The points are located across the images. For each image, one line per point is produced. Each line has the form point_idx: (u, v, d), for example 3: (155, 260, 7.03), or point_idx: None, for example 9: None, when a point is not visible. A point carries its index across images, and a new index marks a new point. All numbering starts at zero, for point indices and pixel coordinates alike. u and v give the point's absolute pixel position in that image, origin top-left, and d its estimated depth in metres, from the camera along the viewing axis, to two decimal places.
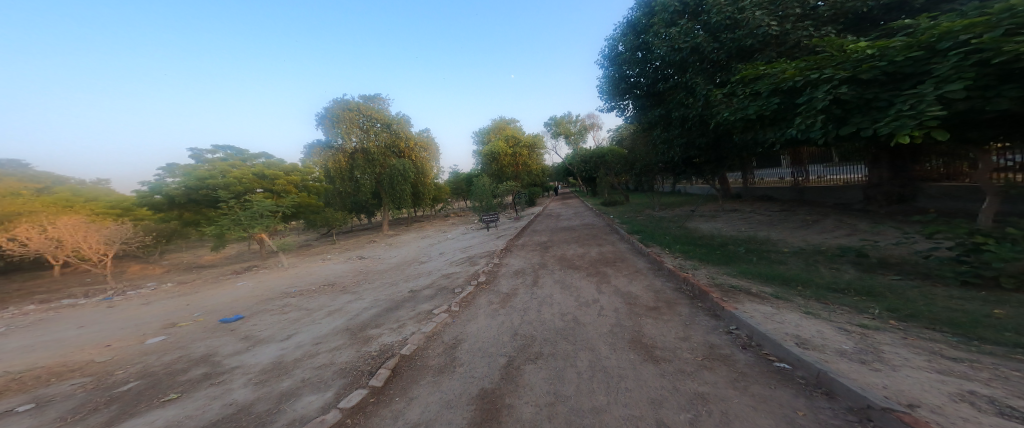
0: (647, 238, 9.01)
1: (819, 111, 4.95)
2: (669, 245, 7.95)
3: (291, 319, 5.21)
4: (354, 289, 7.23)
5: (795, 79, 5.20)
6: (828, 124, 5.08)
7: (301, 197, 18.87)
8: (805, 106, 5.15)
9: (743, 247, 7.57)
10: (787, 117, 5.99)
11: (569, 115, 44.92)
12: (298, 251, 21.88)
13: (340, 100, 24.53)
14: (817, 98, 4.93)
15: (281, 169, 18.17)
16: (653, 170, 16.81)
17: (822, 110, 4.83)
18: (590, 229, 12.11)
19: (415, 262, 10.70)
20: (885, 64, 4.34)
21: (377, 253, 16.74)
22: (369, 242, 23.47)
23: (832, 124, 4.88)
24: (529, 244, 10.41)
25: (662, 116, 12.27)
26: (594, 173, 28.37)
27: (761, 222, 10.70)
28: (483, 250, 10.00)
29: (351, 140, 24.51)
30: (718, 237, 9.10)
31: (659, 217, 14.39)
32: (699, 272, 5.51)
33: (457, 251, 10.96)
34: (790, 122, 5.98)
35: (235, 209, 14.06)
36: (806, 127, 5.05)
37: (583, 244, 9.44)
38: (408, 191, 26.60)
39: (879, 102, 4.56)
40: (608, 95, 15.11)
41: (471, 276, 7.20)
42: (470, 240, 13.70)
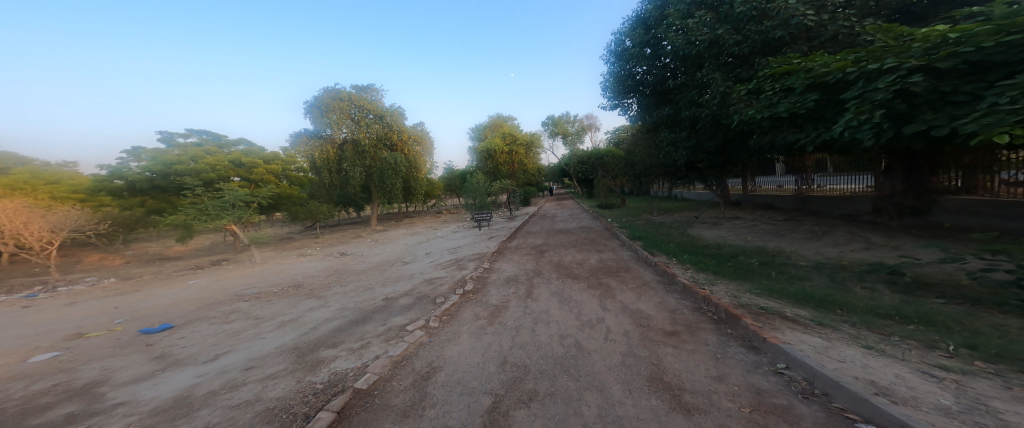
0: (651, 245, 8.30)
1: (878, 106, 4.47)
2: (677, 254, 7.24)
3: (228, 332, 4.38)
4: (321, 294, 6.35)
5: (846, 70, 4.81)
6: (887, 122, 4.60)
7: (281, 188, 17.54)
8: (859, 101, 4.67)
9: (758, 259, 6.89)
10: (825, 115, 5.49)
11: (567, 115, 44.29)
12: (277, 245, 20.63)
13: (331, 89, 23.22)
14: (876, 91, 4.45)
15: (260, 158, 16.83)
16: (653, 173, 16.29)
17: (882, 103, 4.36)
18: (587, 233, 11.42)
19: (398, 263, 9.82)
20: (970, 50, 3.81)
21: (360, 250, 15.70)
22: (354, 238, 22.35)
23: (894, 121, 4.41)
24: (522, 247, 9.61)
25: (669, 117, 11.74)
26: (591, 174, 27.78)
27: (768, 232, 10.11)
28: (473, 252, 9.19)
29: (340, 131, 23.30)
30: (726, 247, 8.43)
31: (659, 222, 13.80)
32: (718, 288, 4.78)
33: (444, 252, 10.09)
34: (830, 120, 5.47)
35: (204, 198, 12.86)
36: (861, 124, 4.57)
37: (582, 249, 8.72)
38: (399, 186, 25.55)
39: (957, 95, 4.06)
40: (611, 93, 14.49)
41: (457, 283, 6.37)
42: (460, 240, 12.85)
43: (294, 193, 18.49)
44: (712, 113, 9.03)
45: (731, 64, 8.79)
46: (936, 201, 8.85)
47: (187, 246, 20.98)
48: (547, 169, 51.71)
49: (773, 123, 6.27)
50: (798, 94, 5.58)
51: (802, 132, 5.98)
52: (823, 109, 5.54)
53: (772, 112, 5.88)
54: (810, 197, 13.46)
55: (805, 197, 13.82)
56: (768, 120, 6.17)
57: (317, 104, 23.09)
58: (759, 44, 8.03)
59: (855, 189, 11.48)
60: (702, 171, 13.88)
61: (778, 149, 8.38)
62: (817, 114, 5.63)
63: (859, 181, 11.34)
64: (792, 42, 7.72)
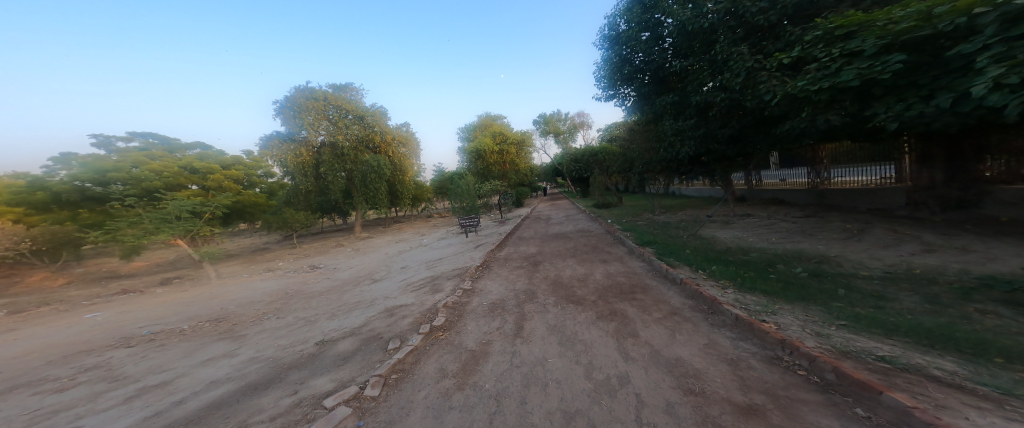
0: (667, 253, 6.88)
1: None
2: (702, 264, 5.82)
3: (40, 415, 2.79)
4: (240, 332, 4.76)
5: (963, 15, 3.47)
6: None
7: (245, 195, 15.66)
8: (994, 55, 3.34)
9: (805, 268, 5.51)
10: (918, 81, 4.22)
11: (557, 113, 43.03)
12: (248, 258, 18.74)
13: (303, 87, 21.54)
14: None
15: (218, 163, 15.02)
16: (654, 169, 14.96)
17: None
18: (587, 238, 10.03)
19: (367, 280, 8.25)
20: None
21: (334, 263, 13.98)
22: (334, 247, 20.57)
23: None
24: (513, 258, 8.10)
25: (674, 105, 10.40)
26: (585, 173, 26.51)
27: (795, 231, 8.80)
28: (453, 267, 7.67)
29: (316, 133, 21.53)
30: (756, 252, 7.04)
31: (664, 223, 12.49)
32: (782, 317, 3.37)
33: (422, 266, 8.53)
34: (926, 87, 4.16)
35: (140, 209, 10.87)
36: (999, 85, 3.23)
37: (583, 260, 7.30)
38: (383, 190, 23.99)
39: None
40: (605, 83, 13.09)
41: (424, 315, 4.85)
42: (444, 249, 11.29)
43: (263, 201, 16.69)
44: (730, 95, 7.68)
45: (752, 38, 7.48)
46: (986, 191, 7.63)
47: (146, 262, 18.93)
48: (540, 169, 50.37)
49: (831, 97, 4.93)
50: (870, 57, 4.30)
51: (876, 106, 4.68)
52: (912, 74, 4.26)
53: (831, 83, 4.57)
54: (828, 191, 12.17)
55: (822, 191, 12.58)
56: (826, 93, 4.83)
57: (289, 104, 21.31)
58: (791, 9, 6.77)
59: (876, 181, 10.46)
60: (708, 165, 12.60)
61: (812, 134, 7.06)
62: (903, 79, 4.33)
63: (878, 172, 10.35)
64: (833, 6, 6.52)
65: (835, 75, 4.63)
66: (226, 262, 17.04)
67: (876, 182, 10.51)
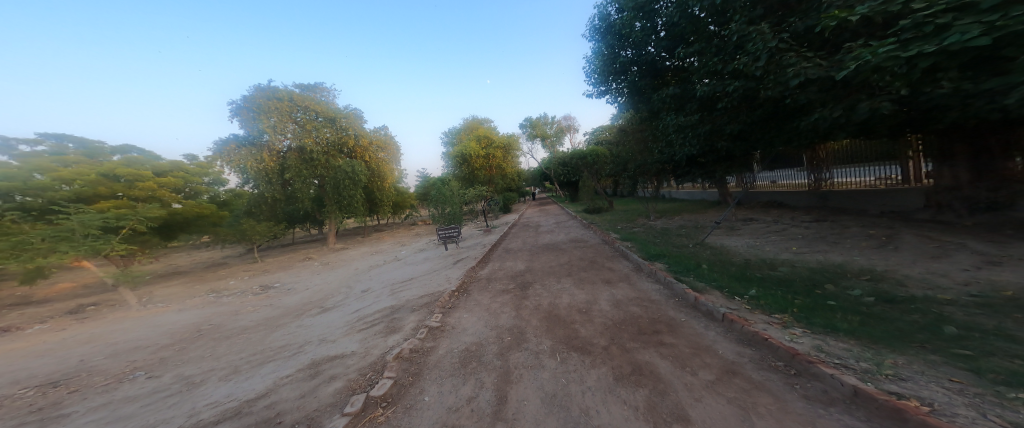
0: (685, 270, 5.65)
1: None
2: (732, 286, 4.59)
3: None
4: (67, 410, 3.11)
5: None
6: None
7: (183, 205, 13.54)
8: None
9: (861, 289, 4.35)
10: None
11: (545, 117, 42.15)
12: (197, 276, 16.36)
13: (265, 86, 19.55)
14: None
15: (150, 169, 12.94)
16: (649, 171, 13.97)
17: None
18: (583, 249, 8.81)
19: (316, 307, 6.64)
20: None
21: (294, 281, 12.07)
22: (300, 261, 18.39)
23: None
24: (498, 279, 6.67)
25: (674, 99, 9.35)
26: (575, 177, 25.56)
27: (813, 239, 7.77)
28: (423, 291, 6.20)
29: (280, 136, 19.49)
30: (786, 266, 5.89)
31: (664, 230, 11.45)
32: (923, 388, 2.06)
33: (386, 289, 6.98)
34: None
35: (32, 228, 8.91)
36: None
37: (582, 280, 5.98)
38: (359, 197, 22.25)
39: None
40: (597, 77, 12.05)
41: (363, 375, 3.36)
42: (419, 266, 9.73)
43: (212, 211, 14.75)
44: (745, 84, 6.57)
45: (771, 17, 6.36)
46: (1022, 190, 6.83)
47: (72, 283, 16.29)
48: (527, 174, 49.23)
49: (928, 67, 3.61)
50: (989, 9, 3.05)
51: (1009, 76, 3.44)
52: None
53: (935, 46, 3.27)
54: (832, 193, 11.27)
55: (823, 194, 11.63)
56: (920, 64, 3.59)
57: (248, 104, 19.23)
58: None
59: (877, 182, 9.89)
60: (708, 166, 11.65)
61: (842, 126, 6.00)
62: None
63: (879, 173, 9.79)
64: None
65: (935, 36, 3.41)
66: (169, 283, 14.70)
67: (875, 183, 9.96)
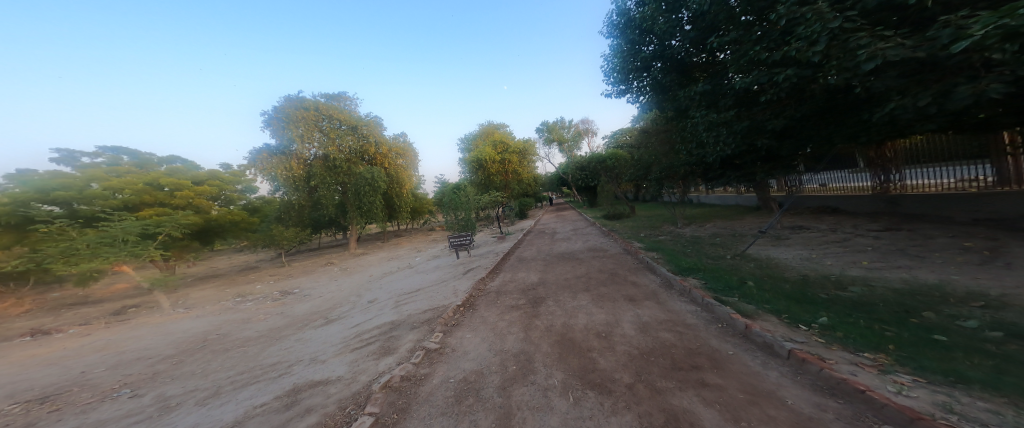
0: (724, 288, 4.80)
1: None
2: (794, 311, 3.72)
3: None
4: None
5: None
6: None
7: (217, 211, 14.21)
8: None
9: (979, 320, 3.36)
10: None
11: (562, 121, 41.46)
12: (228, 280, 17.09)
13: (293, 98, 20.47)
14: None
15: (189, 178, 13.66)
16: (676, 175, 12.92)
17: None
18: (601, 259, 8.06)
19: (319, 318, 6.38)
20: None
21: (310, 287, 12.13)
22: (323, 266, 18.81)
23: None
24: (508, 295, 6.09)
25: (705, 95, 8.42)
26: (595, 181, 24.63)
27: (890, 252, 6.57)
28: (425, 306, 5.73)
29: (306, 145, 20.33)
30: (857, 286, 4.85)
31: (695, 238, 10.36)
32: None
33: (390, 302, 6.61)
34: None
35: (77, 234, 9.41)
36: None
37: (601, 297, 5.26)
38: (379, 203, 22.65)
39: None
40: (616, 76, 11.29)
41: (343, 410, 2.89)
42: (428, 275, 9.36)
43: (243, 217, 15.51)
44: (797, 72, 5.61)
45: None
46: None
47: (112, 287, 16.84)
48: (546, 179, 48.48)
49: None
50: None
51: None
52: None
53: None
54: (904, 197, 9.75)
55: (893, 198, 10.12)
56: None
57: (277, 115, 20.20)
58: None
59: (960, 184, 8.34)
60: (745, 168, 10.49)
61: (928, 116, 4.96)
62: None
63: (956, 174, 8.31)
64: None
65: None
66: (201, 286, 15.40)
67: (960, 186, 8.35)
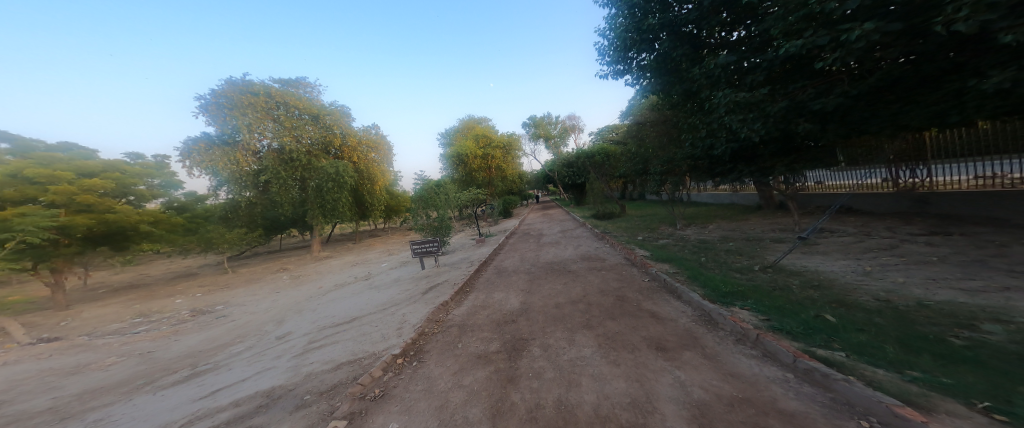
0: (811, 332, 3.03)
1: None
2: (985, 390, 2.03)
3: None
4: None
5: None
6: None
7: (116, 210, 11.24)
8: None
9: None
10: None
11: (548, 117, 39.85)
12: (150, 291, 14.23)
13: (238, 81, 17.59)
14: None
15: (69, 168, 10.64)
16: (678, 170, 11.45)
17: None
18: (601, 273, 6.33)
19: (184, 368, 4.20)
20: None
21: (239, 303, 9.70)
22: (272, 273, 16.18)
23: None
24: (473, 341, 4.10)
25: (725, 71, 6.69)
26: (583, 179, 23.12)
27: (966, 263, 5.13)
28: (336, 361, 3.66)
29: (255, 135, 17.52)
30: (993, 324, 3.23)
31: (705, 244, 8.81)
32: None
33: (300, 342, 4.50)
34: None
35: None
36: None
37: (614, 352, 3.38)
38: (345, 201, 20.22)
39: None
40: (615, 53, 9.54)
41: None
42: (380, 292, 7.33)
43: (154, 219, 12.67)
44: (881, 25, 3.92)
45: None
46: None
47: None
48: (531, 177, 46.80)
49: None
50: None
51: None
52: None
53: None
54: (934, 195, 8.32)
55: (921, 197, 8.70)
56: None
57: (217, 101, 17.27)
58: None
59: (964, 181, 7.78)
60: (760, 162, 9.02)
61: None
62: None
63: (961, 171, 7.68)
64: None
65: None
66: (109, 300, 12.58)
67: (977, 184, 7.55)
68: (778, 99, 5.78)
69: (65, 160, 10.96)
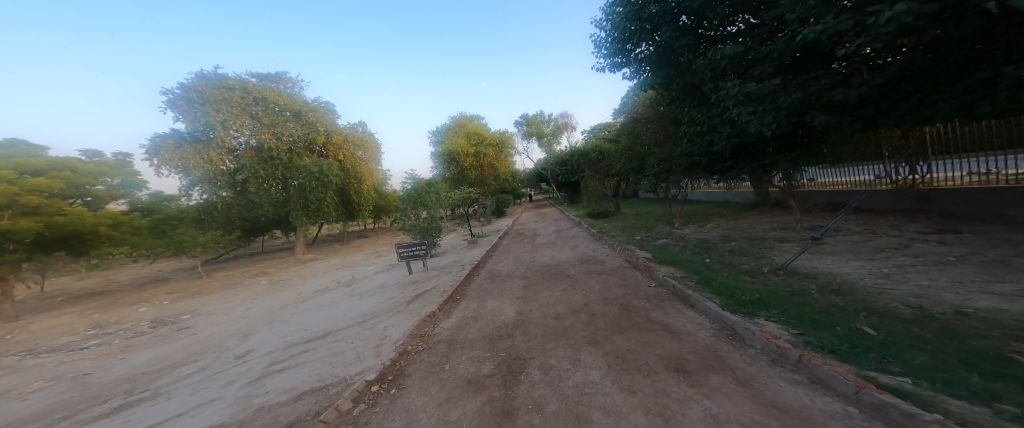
0: (860, 351, 2.59)
1: None
2: None
3: None
4: None
5: None
6: None
7: (66, 212, 10.41)
8: None
9: None
10: None
11: (540, 115, 39.40)
12: (114, 298, 13.23)
13: (210, 74, 16.57)
14: None
15: (13, 166, 9.76)
16: (676, 167, 11.10)
17: None
18: (603, 279, 5.85)
19: (114, 398, 3.46)
20: None
21: (209, 312, 8.95)
22: (250, 277, 15.28)
23: None
24: (463, 362, 3.55)
25: (733, 61, 6.28)
26: (577, 177, 22.74)
27: (987, 263, 4.82)
28: (298, 389, 3.04)
29: (231, 132, 16.56)
30: None
31: (706, 244, 8.45)
32: None
33: (261, 363, 3.86)
34: None
35: None
36: None
37: (631, 376, 2.87)
38: (330, 201, 19.35)
39: None
40: (612, 45, 9.08)
41: None
42: (362, 300, 6.73)
43: (111, 222, 11.87)
44: (914, 6, 3.56)
45: None
46: None
47: None
48: (524, 176, 46.43)
49: None
50: None
51: None
52: None
53: None
54: (937, 192, 8.11)
55: (923, 194, 8.49)
56: None
57: (186, 95, 16.22)
58: None
59: (961, 177, 7.67)
60: (761, 158, 8.71)
61: None
62: None
63: (956, 167, 7.57)
64: None
65: None
66: (65, 309, 11.57)
67: (979, 180, 7.38)
68: (791, 91, 5.42)
69: (6, 157, 10.04)
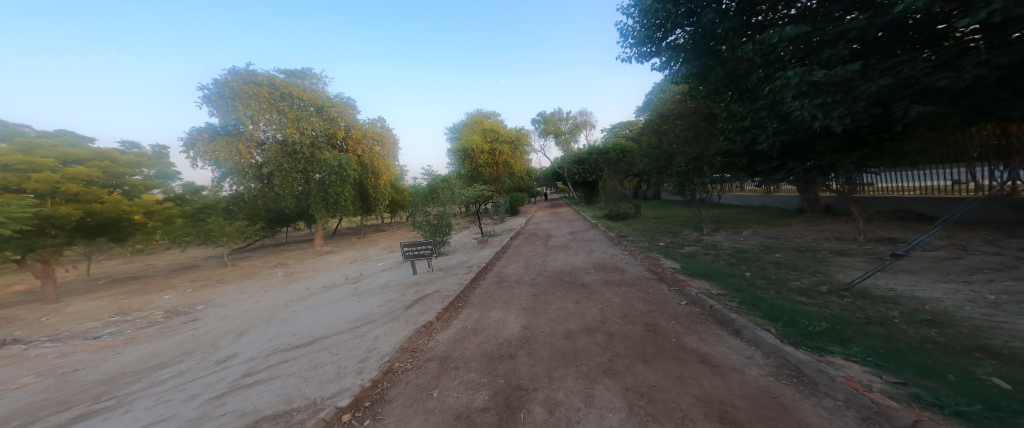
0: (1003, 415, 1.72)
1: None
2: None
3: None
4: None
5: None
6: None
7: (103, 199, 10.86)
8: None
9: None
10: None
11: (560, 112, 38.46)
12: (145, 283, 13.83)
13: (241, 71, 17.01)
14: None
15: (54, 155, 10.18)
16: (710, 166, 10.06)
17: None
18: (623, 291, 5.13)
19: (79, 404, 3.19)
20: None
21: (218, 304, 8.94)
22: (269, 268, 15.62)
23: None
24: (454, 389, 2.97)
25: (793, 46, 5.35)
26: (595, 175, 21.79)
27: None
28: (258, 412, 2.63)
29: (259, 126, 17.00)
30: None
31: (743, 253, 7.44)
32: None
33: (236, 372, 3.52)
34: None
35: None
36: None
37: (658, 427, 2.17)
38: (349, 195, 19.58)
39: None
40: (641, 33, 8.23)
41: None
42: (361, 301, 6.36)
43: (144, 211, 12.23)
44: None
45: None
46: None
47: None
48: (541, 174, 45.65)
49: None
50: None
51: None
52: None
53: None
54: None
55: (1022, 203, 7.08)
56: None
57: (220, 90, 16.79)
58: None
59: None
60: (816, 158, 7.57)
61: None
62: None
63: None
64: None
65: None
66: (99, 293, 12.14)
67: None
68: (874, 78, 4.57)
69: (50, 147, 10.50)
